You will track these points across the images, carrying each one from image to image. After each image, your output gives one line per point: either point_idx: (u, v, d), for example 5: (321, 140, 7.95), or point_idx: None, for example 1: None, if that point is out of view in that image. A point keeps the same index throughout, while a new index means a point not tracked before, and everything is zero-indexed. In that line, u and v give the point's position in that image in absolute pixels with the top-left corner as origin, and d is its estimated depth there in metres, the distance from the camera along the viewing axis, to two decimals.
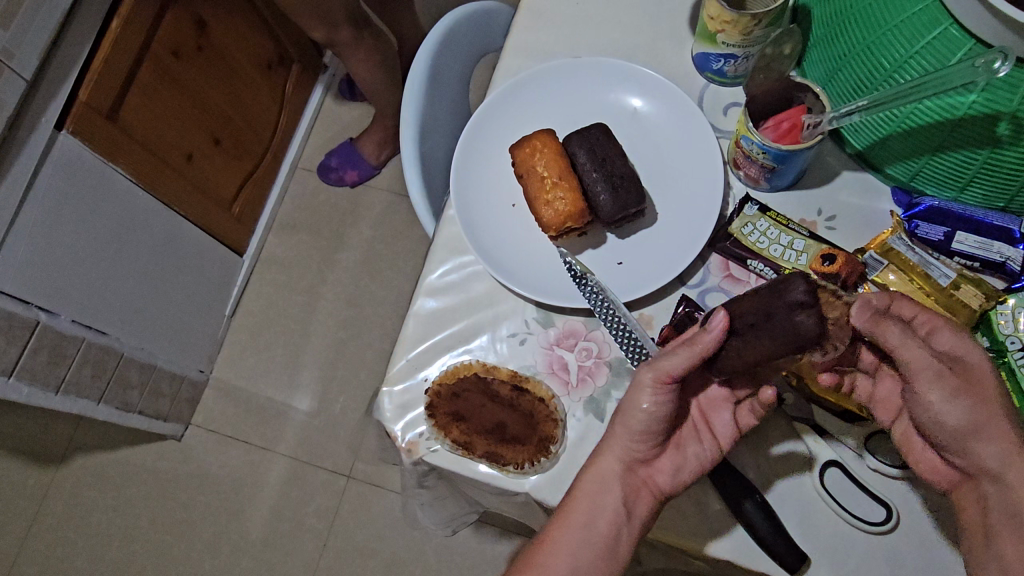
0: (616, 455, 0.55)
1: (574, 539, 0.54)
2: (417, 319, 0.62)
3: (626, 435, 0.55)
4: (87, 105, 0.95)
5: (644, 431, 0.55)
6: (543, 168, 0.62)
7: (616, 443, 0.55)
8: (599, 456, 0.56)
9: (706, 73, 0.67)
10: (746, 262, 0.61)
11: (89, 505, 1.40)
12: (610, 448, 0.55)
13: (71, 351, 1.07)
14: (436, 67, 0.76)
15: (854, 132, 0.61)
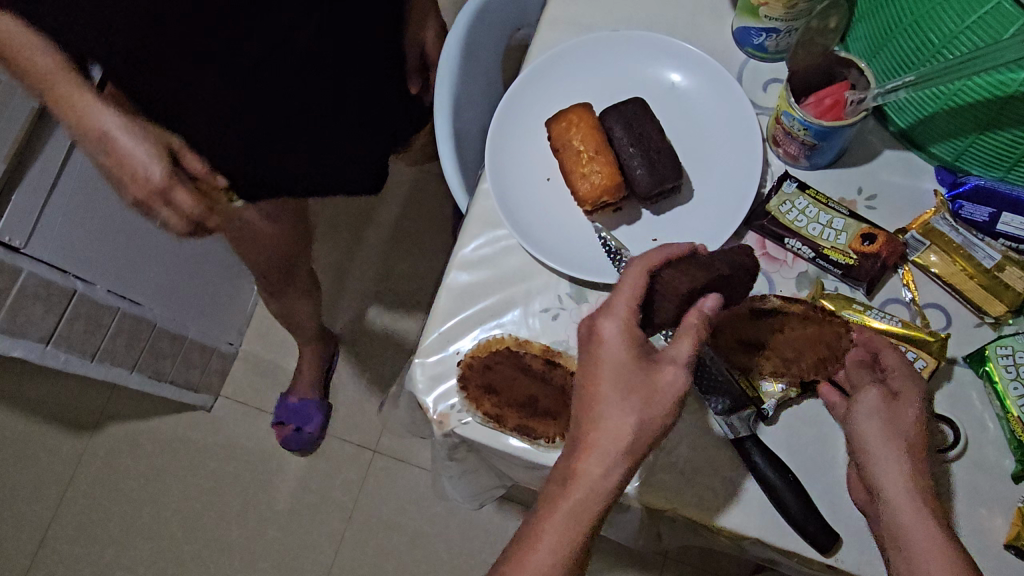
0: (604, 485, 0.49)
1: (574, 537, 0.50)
2: (450, 292, 0.62)
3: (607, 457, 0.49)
4: None
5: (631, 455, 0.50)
6: (578, 142, 0.61)
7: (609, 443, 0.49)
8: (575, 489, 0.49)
9: (746, 48, 0.65)
10: (783, 241, 0.60)
11: (121, 472, 1.43)
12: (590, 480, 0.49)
13: (107, 320, 1.09)
14: (471, 41, 0.76)
15: (898, 109, 0.60)
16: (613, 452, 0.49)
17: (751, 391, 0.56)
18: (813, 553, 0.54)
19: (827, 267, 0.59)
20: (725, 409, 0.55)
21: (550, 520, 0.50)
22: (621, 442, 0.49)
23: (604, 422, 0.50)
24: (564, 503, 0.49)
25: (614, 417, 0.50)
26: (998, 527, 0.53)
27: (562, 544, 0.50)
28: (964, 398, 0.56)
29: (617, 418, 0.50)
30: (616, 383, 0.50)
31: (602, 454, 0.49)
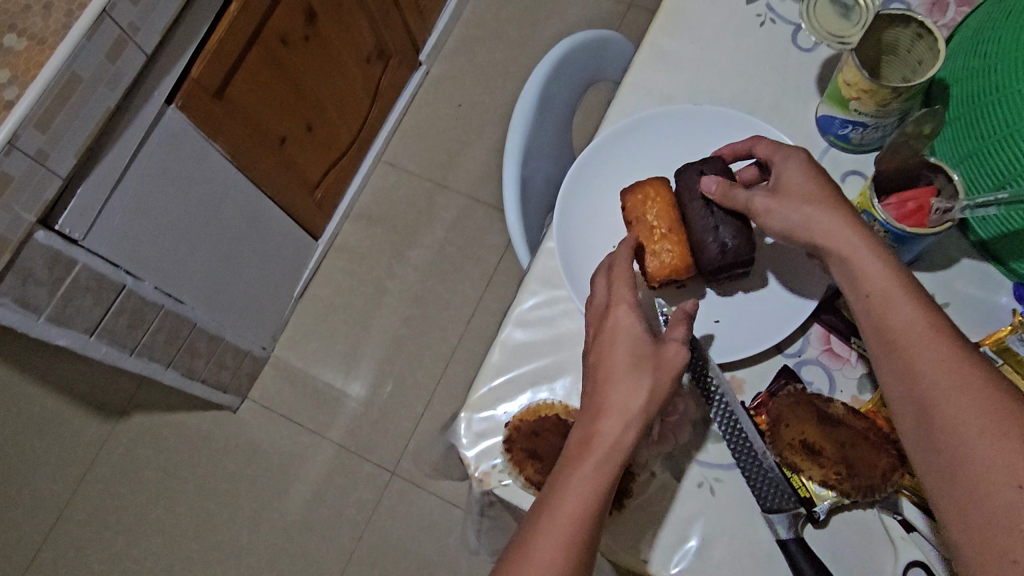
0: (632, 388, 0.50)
1: (605, 490, 0.47)
2: (503, 348, 0.62)
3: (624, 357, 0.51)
4: (196, 82, 1.00)
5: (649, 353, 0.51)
6: (653, 217, 0.60)
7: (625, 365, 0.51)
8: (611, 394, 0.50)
9: (828, 136, 0.64)
10: (849, 339, 0.59)
11: (142, 462, 1.45)
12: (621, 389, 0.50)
13: (150, 316, 1.12)
14: (546, 94, 0.76)
15: (982, 220, 0.58)
16: (630, 411, 0.49)
17: (801, 490, 0.54)
18: None
19: None
20: (772, 506, 0.54)
21: (573, 470, 0.47)
22: (639, 409, 0.49)
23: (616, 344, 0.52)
24: (587, 461, 0.47)
25: (625, 386, 0.50)
26: None
27: (591, 500, 0.46)
28: None
29: (629, 386, 0.50)
30: (627, 360, 0.51)
31: (626, 417, 0.49)
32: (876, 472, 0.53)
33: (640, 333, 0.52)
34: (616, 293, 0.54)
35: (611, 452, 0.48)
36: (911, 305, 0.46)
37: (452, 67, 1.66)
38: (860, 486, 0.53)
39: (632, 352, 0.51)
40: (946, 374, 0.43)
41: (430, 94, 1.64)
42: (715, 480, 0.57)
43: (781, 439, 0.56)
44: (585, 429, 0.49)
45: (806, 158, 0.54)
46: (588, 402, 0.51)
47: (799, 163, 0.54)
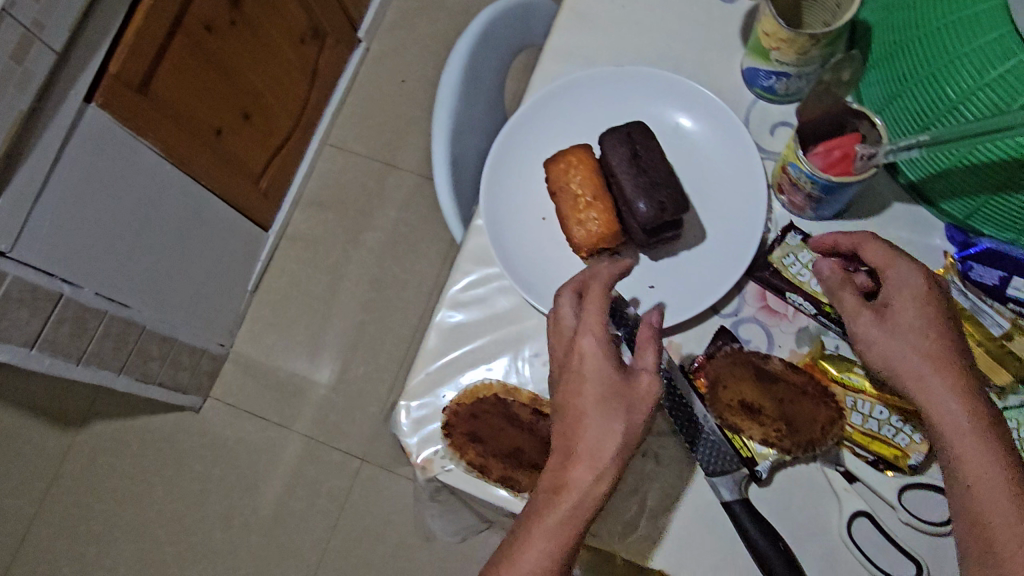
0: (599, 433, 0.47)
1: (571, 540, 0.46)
2: (438, 332, 0.60)
3: (591, 398, 0.48)
4: (116, 77, 0.96)
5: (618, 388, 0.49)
6: (577, 186, 0.58)
7: (594, 409, 0.48)
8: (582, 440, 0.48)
9: (755, 88, 0.63)
10: (784, 295, 0.58)
11: (107, 470, 1.43)
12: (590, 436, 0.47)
13: (93, 323, 1.09)
14: (472, 65, 0.74)
15: (909, 163, 0.58)
16: (603, 457, 0.47)
17: (744, 451, 0.54)
18: None
19: (829, 324, 0.56)
20: (715, 468, 0.54)
21: (539, 524, 0.46)
22: (609, 455, 0.47)
23: (582, 381, 0.49)
24: (558, 510, 0.46)
25: (597, 430, 0.47)
26: None
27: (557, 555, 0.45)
28: None
29: (602, 429, 0.47)
30: (600, 400, 0.48)
31: (594, 465, 0.47)
32: (814, 426, 0.53)
33: (607, 365, 0.49)
34: (585, 319, 0.51)
35: (581, 501, 0.46)
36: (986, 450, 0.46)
37: (392, 41, 1.61)
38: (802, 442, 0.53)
39: (605, 388, 0.48)
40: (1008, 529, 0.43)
41: (372, 70, 1.60)
42: (659, 446, 0.56)
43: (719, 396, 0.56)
44: (555, 474, 0.47)
45: (922, 273, 0.50)
46: (558, 434, 0.49)
47: (915, 281, 0.50)
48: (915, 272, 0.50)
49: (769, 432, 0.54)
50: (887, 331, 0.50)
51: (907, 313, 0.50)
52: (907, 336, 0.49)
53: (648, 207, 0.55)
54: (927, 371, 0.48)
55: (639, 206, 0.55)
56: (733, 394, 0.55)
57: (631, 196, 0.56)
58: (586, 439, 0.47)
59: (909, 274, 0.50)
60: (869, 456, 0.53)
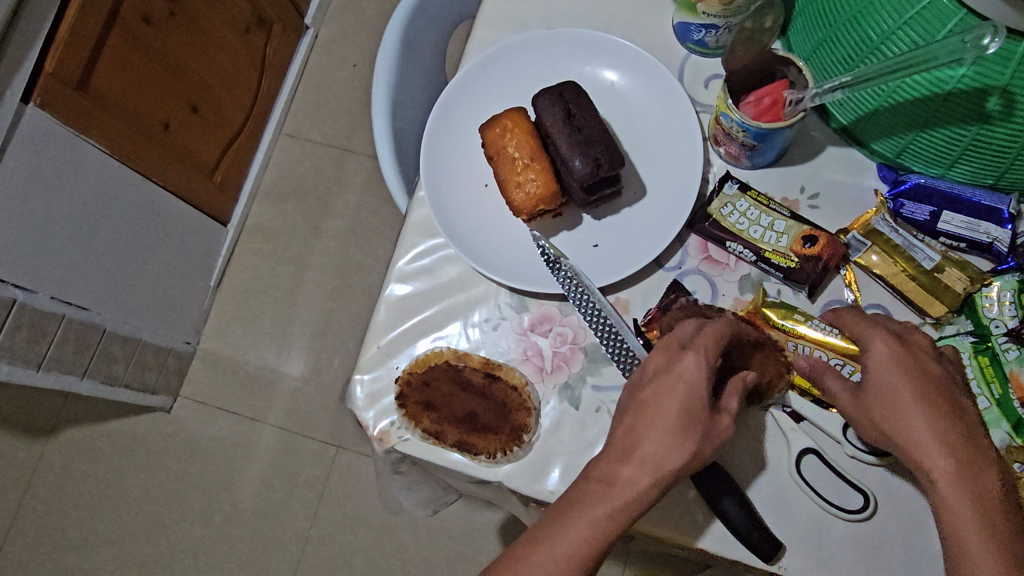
0: (661, 444, 0.47)
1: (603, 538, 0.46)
2: (388, 305, 0.60)
3: (670, 413, 0.48)
4: (54, 76, 0.95)
5: (702, 413, 0.48)
6: (513, 149, 0.59)
7: (668, 426, 0.48)
8: (641, 446, 0.48)
9: (687, 43, 0.63)
10: (725, 244, 0.59)
11: (80, 476, 1.42)
12: (654, 447, 0.47)
13: (51, 328, 1.08)
14: (409, 39, 0.73)
15: (839, 106, 0.59)
16: (662, 467, 0.47)
17: None
18: (754, 561, 0.53)
19: (769, 270, 0.58)
20: None
21: (579, 514, 0.46)
22: (668, 470, 0.47)
23: (665, 398, 0.49)
24: (601, 506, 0.46)
25: (662, 440, 0.47)
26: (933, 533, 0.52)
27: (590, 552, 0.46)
28: None
29: (667, 441, 0.47)
30: (680, 417, 0.48)
31: (653, 474, 0.47)
32: (762, 375, 0.54)
33: (698, 391, 0.49)
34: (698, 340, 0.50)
35: (628, 500, 0.46)
36: (972, 518, 0.44)
37: (340, 25, 1.59)
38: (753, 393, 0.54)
39: (686, 406, 0.48)
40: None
41: (322, 57, 1.58)
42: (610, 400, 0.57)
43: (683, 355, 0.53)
44: (610, 467, 0.48)
45: (896, 345, 0.49)
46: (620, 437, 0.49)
47: (887, 352, 0.49)
48: (876, 342, 0.49)
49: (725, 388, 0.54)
50: (879, 407, 0.48)
51: (884, 384, 0.48)
52: (892, 411, 0.47)
53: (582, 162, 0.56)
54: (918, 436, 0.46)
55: (574, 162, 0.56)
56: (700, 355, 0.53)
57: (565, 154, 0.57)
58: (652, 447, 0.47)
59: (879, 346, 0.49)
60: (813, 394, 0.54)
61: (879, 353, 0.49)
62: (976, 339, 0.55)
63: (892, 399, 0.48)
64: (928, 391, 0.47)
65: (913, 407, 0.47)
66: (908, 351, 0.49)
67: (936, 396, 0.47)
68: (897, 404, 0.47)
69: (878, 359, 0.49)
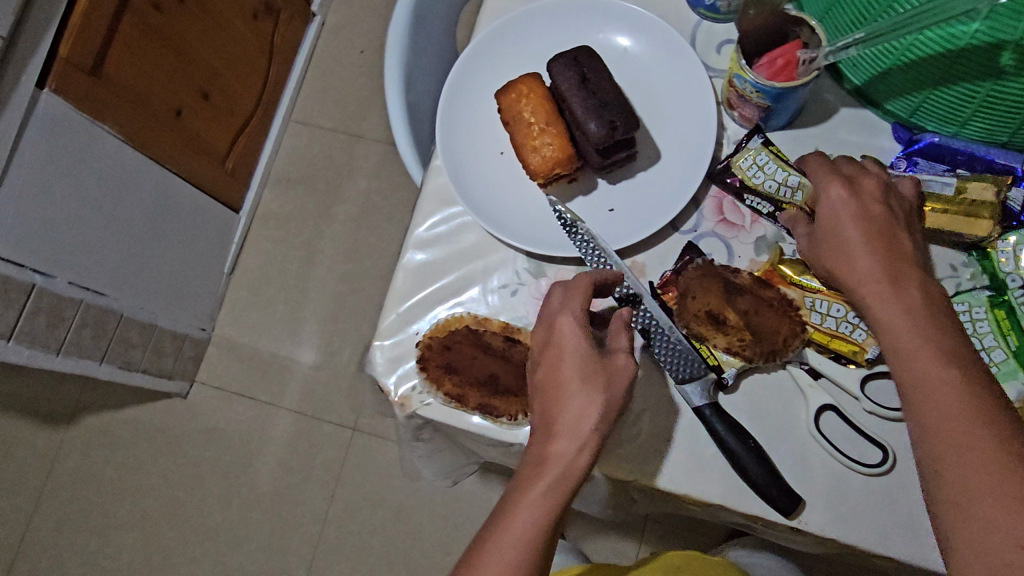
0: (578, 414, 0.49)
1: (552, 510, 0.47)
2: (406, 273, 0.61)
3: (572, 373, 0.50)
4: (68, 61, 0.95)
5: (597, 365, 0.50)
6: (529, 113, 0.59)
7: (570, 387, 0.50)
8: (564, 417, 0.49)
9: (698, 9, 0.64)
10: (741, 198, 0.60)
11: (100, 462, 1.43)
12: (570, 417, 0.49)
13: (70, 313, 1.09)
14: (421, 12, 0.74)
15: (852, 67, 0.59)
16: (583, 431, 0.48)
17: (710, 359, 0.56)
18: (776, 516, 0.54)
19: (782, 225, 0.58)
20: (685, 374, 0.55)
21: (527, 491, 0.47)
22: (592, 429, 0.48)
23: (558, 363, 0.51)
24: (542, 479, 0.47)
25: (579, 402, 0.49)
26: None
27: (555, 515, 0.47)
28: None
29: (582, 406, 0.49)
30: (579, 376, 0.50)
31: (579, 437, 0.48)
32: (777, 338, 0.54)
33: (585, 345, 0.51)
34: (569, 303, 0.53)
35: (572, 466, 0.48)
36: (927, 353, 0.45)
37: (348, 12, 1.59)
38: (765, 350, 0.55)
39: (582, 366, 0.50)
40: (941, 408, 0.43)
41: (330, 44, 1.59)
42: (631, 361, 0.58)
43: (684, 308, 0.57)
44: (541, 443, 0.49)
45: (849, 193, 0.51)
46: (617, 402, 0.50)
47: (839, 199, 0.52)
48: (834, 191, 0.52)
49: (734, 344, 0.55)
50: (841, 259, 0.51)
51: (840, 232, 0.51)
52: (844, 253, 0.51)
53: (598, 125, 0.57)
54: (872, 279, 0.49)
55: (590, 125, 0.57)
56: (697, 305, 0.56)
57: (580, 116, 0.58)
58: (568, 417, 0.49)
59: (835, 194, 0.52)
60: (829, 352, 0.55)
61: (834, 201, 0.52)
62: (993, 293, 0.56)
63: (851, 245, 0.50)
64: (879, 230, 0.50)
65: (868, 250, 0.50)
66: (864, 199, 0.51)
67: (881, 235, 0.50)
68: (855, 247, 0.50)
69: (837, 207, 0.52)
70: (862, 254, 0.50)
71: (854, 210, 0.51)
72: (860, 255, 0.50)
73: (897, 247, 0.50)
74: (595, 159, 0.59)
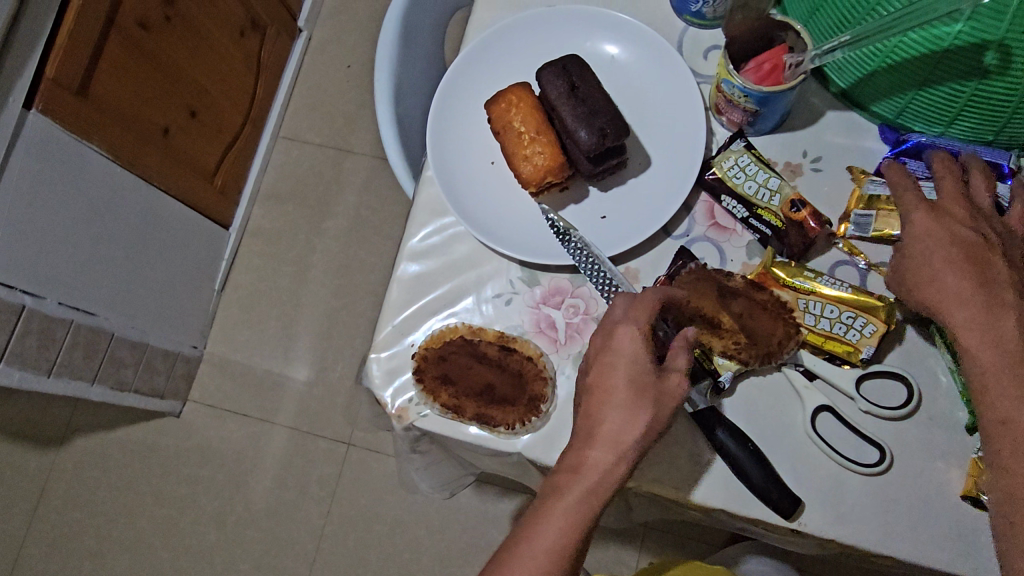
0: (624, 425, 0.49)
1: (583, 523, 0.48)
2: (400, 284, 0.61)
3: (621, 386, 0.50)
4: (54, 81, 0.95)
5: (648, 380, 0.50)
6: (519, 123, 0.59)
7: (623, 402, 0.49)
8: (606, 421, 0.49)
9: (684, 16, 0.64)
10: (720, 198, 0.60)
11: (92, 484, 1.42)
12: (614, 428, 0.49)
13: (60, 333, 1.09)
14: (409, 25, 0.74)
15: (837, 70, 0.60)
16: (622, 442, 0.49)
17: (705, 362, 0.56)
18: (775, 519, 0.54)
19: (759, 226, 0.59)
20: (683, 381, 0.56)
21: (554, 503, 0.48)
22: (631, 440, 0.48)
23: (615, 376, 0.50)
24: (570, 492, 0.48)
25: (620, 416, 0.49)
26: (954, 481, 0.53)
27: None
28: (917, 354, 0.56)
29: (625, 416, 0.49)
30: (629, 388, 0.50)
31: (617, 447, 0.49)
32: (772, 340, 0.55)
33: (642, 360, 0.50)
34: (632, 314, 0.52)
35: (590, 474, 0.48)
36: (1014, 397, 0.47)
37: (334, 27, 1.60)
38: (760, 353, 0.55)
39: (634, 379, 0.50)
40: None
41: (317, 59, 1.59)
42: None
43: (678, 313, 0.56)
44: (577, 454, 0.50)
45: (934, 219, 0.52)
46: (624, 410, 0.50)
47: (926, 223, 0.52)
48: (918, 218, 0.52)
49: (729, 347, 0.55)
50: (926, 283, 0.51)
51: (926, 258, 0.51)
52: (929, 278, 0.51)
53: (589, 135, 0.57)
54: (958, 313, 0.50)
55: (581, 134, 0.57)
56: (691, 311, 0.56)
57: (571, 126, 0.58)
58: (616, 429, 0.49)
59: (921, 220, 0.52)
60: (824, 352, 0.55)
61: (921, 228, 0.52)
62: None
63: (937, 274, 0.51)
64: (967, 257, 0.50)
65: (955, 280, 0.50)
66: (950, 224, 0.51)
67: (971, 261, 0.50)
68: (945, 275, 0.50)
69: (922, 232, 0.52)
70: (949, 285, 0.50)
71: (942, 236, 0.51)
72: (948, 285, 0.50)
73: (989, 274, 0.50)
74: (587, 167, 0.59)
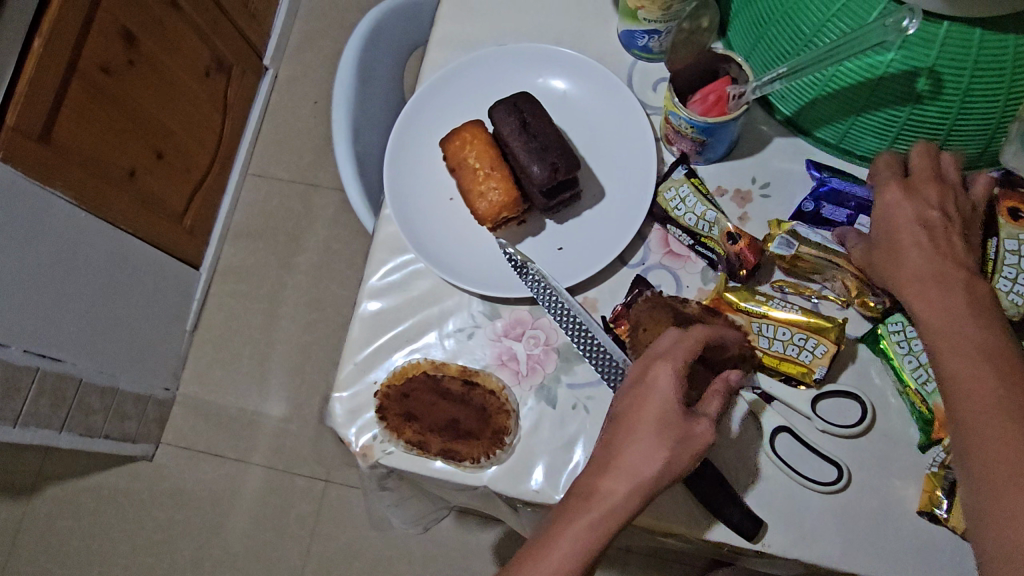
0: (646, 457, 0.48)
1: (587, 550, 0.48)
2: (362, 322, 0.62)
3: (649, 424, 0.49)
4: (16, 129, 0.95)
5: (677, 421, 0.49)
6: (473, 160, 0.61)
7: (650, 440, 0.49)
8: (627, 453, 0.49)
9: (632, 50, 0.66)
10: (666, 226, 0.62)
11: (65, 533, 1.39)
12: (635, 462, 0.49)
13: (26, 383, 1.08)
14: (366, 65, 0.75)
15: (781, 98, 0.62)
16: (639, 474, 0.48)
17: None
18: (738, 541, 0.55)
19: (706, 253, 0.60)
20: None
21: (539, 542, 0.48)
22: (648, 476, 0.48)
23: (644, 411, 0.50)
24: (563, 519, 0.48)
25: (643, 449, 0.49)
26: (911, 496, 0.54)
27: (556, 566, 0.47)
28: (868, 373, 0.58)
29: (647, 453, 0.49)
30: (657, 425, 0.49)
31: (633, 481, 0.48)
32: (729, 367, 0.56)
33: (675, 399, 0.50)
34: (674, 349, 0.51)
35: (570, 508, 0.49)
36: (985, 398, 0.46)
37: (300, 64, 1.61)
38: None
39: (663, 417, 0.49)
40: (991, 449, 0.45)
41: (283, 96, 1.60)
42: (587, 398, 0.58)
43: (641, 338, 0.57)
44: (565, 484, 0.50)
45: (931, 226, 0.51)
46: (603, 448, 0.51)
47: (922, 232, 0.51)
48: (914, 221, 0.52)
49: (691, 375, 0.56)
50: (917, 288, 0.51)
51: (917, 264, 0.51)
52: (915, 283, 0.51)
53: (541, 168, 0.59)
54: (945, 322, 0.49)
55: (533, 168, 0.59)
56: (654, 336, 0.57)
57: (524, 161, 0.60)
58: (635, 462, 0.48)
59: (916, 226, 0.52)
60: (779, 374, 0.57)
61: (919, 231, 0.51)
62: None
63: (928, 280, 0.50)
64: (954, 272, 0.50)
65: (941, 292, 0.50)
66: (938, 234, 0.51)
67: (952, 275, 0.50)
68: (933, 280, 0.50)
69: (915, 237, 0.52)
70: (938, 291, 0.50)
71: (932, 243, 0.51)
72: (942, 292, 0.50)
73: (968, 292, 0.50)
74: (541, 203, 0.60)
